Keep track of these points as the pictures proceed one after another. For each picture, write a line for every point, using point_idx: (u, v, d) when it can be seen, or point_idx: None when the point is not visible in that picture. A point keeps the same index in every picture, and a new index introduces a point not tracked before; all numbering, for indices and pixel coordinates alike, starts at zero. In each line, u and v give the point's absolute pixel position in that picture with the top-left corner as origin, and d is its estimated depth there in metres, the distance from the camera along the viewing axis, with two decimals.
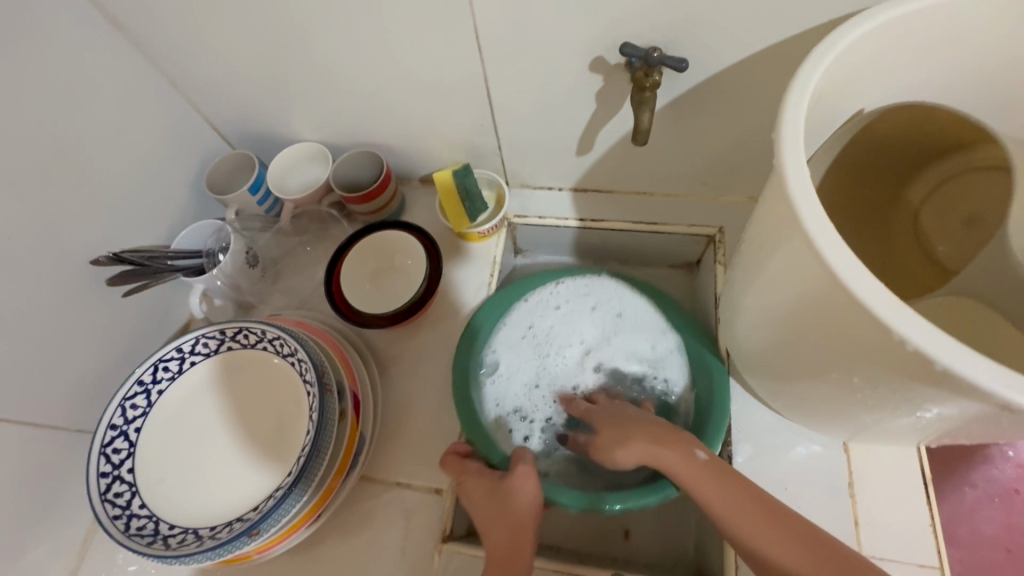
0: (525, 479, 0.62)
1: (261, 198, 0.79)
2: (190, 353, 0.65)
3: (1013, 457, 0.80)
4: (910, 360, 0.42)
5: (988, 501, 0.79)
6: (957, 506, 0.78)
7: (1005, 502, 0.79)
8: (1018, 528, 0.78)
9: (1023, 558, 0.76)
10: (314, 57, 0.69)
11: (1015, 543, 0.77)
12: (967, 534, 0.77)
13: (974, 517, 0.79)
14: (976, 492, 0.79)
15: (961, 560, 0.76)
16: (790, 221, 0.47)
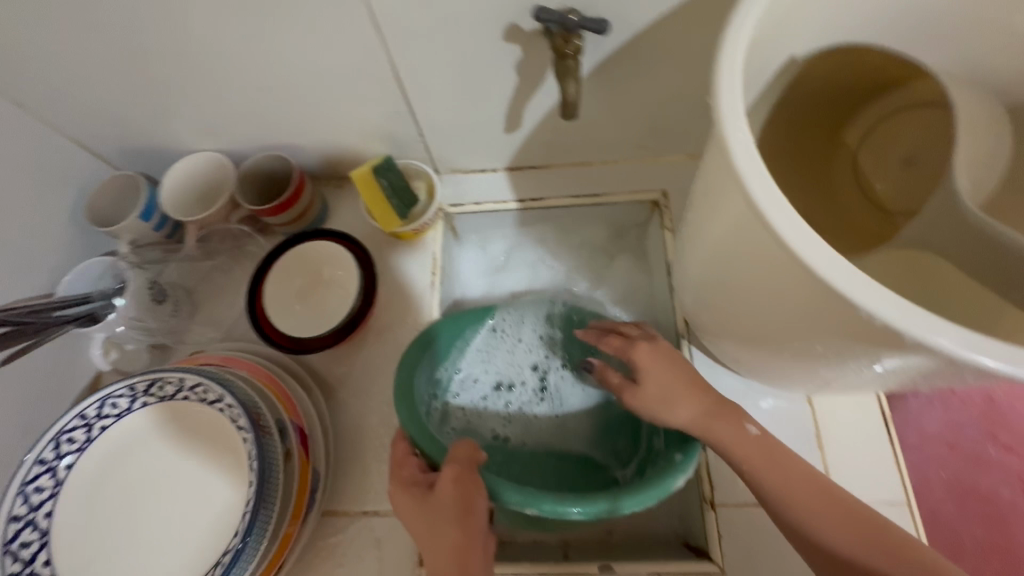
0: (461, 486, 0.48)
1: (158, 223, 0.71)
2: (98, 417, 0.55)
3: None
4: (890, 357, 0.37)
5: (929, 405, 0.81)
6: (903, 413, 0.80)
7: (942, 402, 0.81)
8: (959, 425, 0.80)
9: (963, 451, 0.78)
10: (178, 54, 0.58)
11: (956, 439, 0.79)
12: (915, 436, 0.79)
13: (919, 420, 0.80)
14: (920, 400, 0.81)
15: (911, 462, 0.78)
16: (731, 214, 0.40)
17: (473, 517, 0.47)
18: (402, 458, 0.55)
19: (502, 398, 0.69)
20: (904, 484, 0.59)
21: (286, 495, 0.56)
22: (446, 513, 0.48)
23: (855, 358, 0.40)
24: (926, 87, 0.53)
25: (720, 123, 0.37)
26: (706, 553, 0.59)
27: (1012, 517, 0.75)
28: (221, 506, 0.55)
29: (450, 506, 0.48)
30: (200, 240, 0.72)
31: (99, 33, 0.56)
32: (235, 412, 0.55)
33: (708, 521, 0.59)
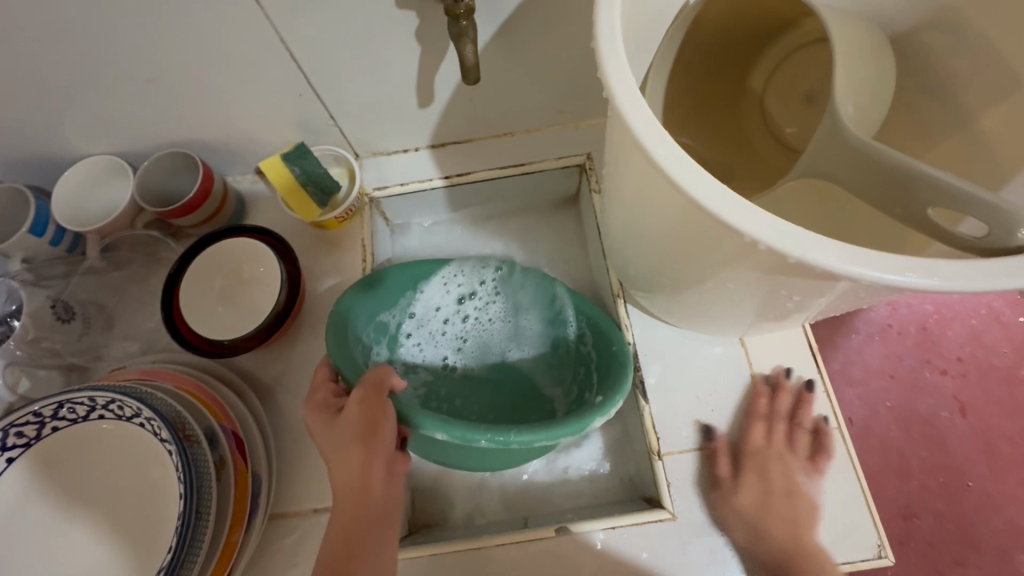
0: (367, 408, 0.50)
1: (54, 238, 0.65)
2: (2, 450, 0.52)
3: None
4: (793, 284, 0.38)
5: (871, 341, 0.85)
6: (845, 353, 0.84)
7: (883, 337, 0.85)
8: (898, 355, 0.84)
9: (904, 379, 0.82)
10: (40, 51, 0.53)
11: (897, 369, 0.83)
12: (861, 372, 0.83)
13: (863, 357, 0.84)
14: (861, 336, 0.85)
15: (859, 397, 0.82)
16: (630, 163, 0.40)
17: (379, 436, 0.49)
18: (320, 382, 0.55)
19: (450, 351, 0.68)
20: (835, 410, 0.62)
21: (224, 505, 0.54)
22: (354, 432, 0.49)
23: (764, 289, 0.41)
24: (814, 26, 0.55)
25: (603, 71, 0.36)
26: (659, 502, 0.60)
27: (950, 434, 0.80)
28: (155, 521, 0.53)
29: (358, 425, 0.50)
30: (105, 250, 0.67)
31: None
32: (155, 425, 0.51)
33: (657, 470, 0.60)
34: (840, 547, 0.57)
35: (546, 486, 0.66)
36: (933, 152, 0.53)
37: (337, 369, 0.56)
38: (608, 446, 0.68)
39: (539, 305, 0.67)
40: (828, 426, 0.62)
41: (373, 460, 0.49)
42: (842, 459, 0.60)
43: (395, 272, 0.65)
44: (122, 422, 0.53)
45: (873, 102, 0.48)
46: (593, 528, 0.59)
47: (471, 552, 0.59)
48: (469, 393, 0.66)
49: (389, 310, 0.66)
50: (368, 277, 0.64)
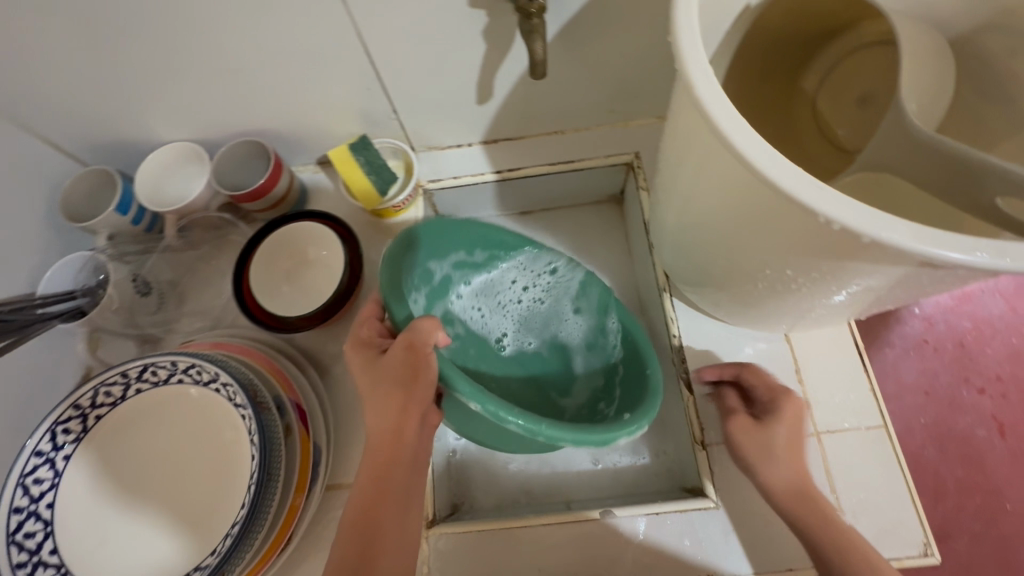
0: (409, 357, 0.52)
1: (135, 216, 0.71)
2: (92, 407, 0.55)
3: (918, 311, 0.87)
4: (857, 270, 0.39)
5: (905, 355, 0.85)
6: (880, 367, 0.84)
7: (919, 351, 0.85)
8: (934, 372, 0.84)
9: (939, 396, 0.82)
10: (143, 40, 0.58)
11: (932, 385, 0.83)
12: (893, 388, 0.83)
13: (898, 370, 0.84)
14: (896, 351, 0.85)
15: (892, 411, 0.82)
16: (698, 150, 0.42)
17: (418, 384, 0.52)
18: (368, 318, 0.59)
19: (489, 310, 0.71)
20: (880, 410, 0.62)
21: (289, 470, 0.57)
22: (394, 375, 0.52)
23: (824, 277, 0.43)
24: (873, 28, 0.57)
25: (681, 59, 0.38)
26: (701, 491, 0.61)
27: (989, 453, 0.79)
28: (229, 481, 0.55)
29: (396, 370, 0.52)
30: (180, 231, 0.72)
31: (58, 18, 0.55)
32: (231, 390, 0.55)
33: (700, 460, 0.61)
34: (885, 546, 0.57)
35: (587, 473, 0.68)
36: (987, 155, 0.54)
37: (384, 308, 0.60)
38: (648, 437, 0.69)
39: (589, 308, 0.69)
40: (873, 425, 0.62)
41: (406, 405, 0.52)
42: (887, 457, 0.60)
43: (446, 227, 0.66)
44: (200, 387, 0.56)
45: (930, 101, 0.50)
46: (636, 513, 0.60)
47: (516, 531, 0.61)
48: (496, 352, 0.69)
49: (438, 261, 0.68)
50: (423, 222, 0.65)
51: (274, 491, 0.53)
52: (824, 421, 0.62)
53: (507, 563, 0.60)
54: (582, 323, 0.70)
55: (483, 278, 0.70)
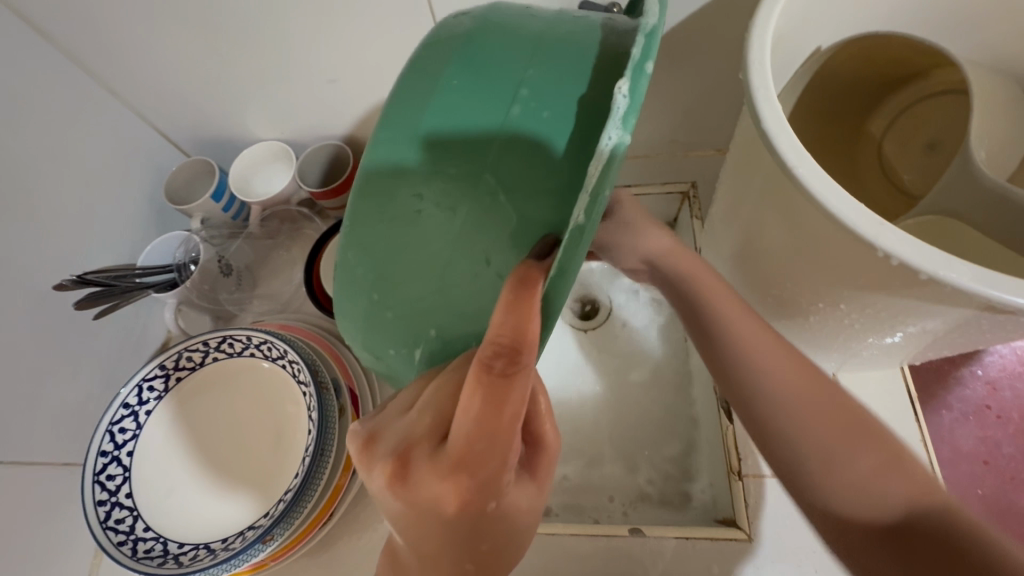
0: (529, 497, 0.31)
1: (227, 204, 0.78)
2: (175, 369, 0.61)
3: (981, 375, 0.85)
4: (914, 310, 0.40)
5: (963, 420, 0.82)
6: (936, 430, 0.81)
7: (978, 418, 0.82)
8: (993, 441, 0.81)
9: (999, 467, 0.79)
10: (256, 49, 0.66)
11: (991, 455, 0.80)
12: (948, 453, 0.80)
13: (954, 436, 0.82)
14: (952, 414, 0.83)
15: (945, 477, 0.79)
16: (761, 177, 0.44)
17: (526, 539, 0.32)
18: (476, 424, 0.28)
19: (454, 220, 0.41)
20: (931, 464, 0.61)
21: (339, 449, 0.61)
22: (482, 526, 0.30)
23: (880, 313, 0.43)
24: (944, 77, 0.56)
25: (750, 95, 0.41)
26: (733, 522, 0.61)
27: None
28: (285, 451, 0.60)
29: (498, 526, 0.30)
30: (262, 220, 0.79)
31: (190, 25, 0.63)
32: (297, 367, 0.59)
33: (736, 490, 0.61)
34: None
35: (618, 490, 0.69)
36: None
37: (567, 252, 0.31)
38: (684, 464, 0.69)
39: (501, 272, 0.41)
40: None
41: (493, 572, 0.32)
42: None
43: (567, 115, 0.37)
44: (269, 361, 0.61)
45: (1005, 149, 0.50)
46: (666, 536, 0.60)
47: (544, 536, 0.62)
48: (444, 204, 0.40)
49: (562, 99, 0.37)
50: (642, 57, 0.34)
51: (325, 466, 0.57)
52: None
53: (532, 566, 0.62)
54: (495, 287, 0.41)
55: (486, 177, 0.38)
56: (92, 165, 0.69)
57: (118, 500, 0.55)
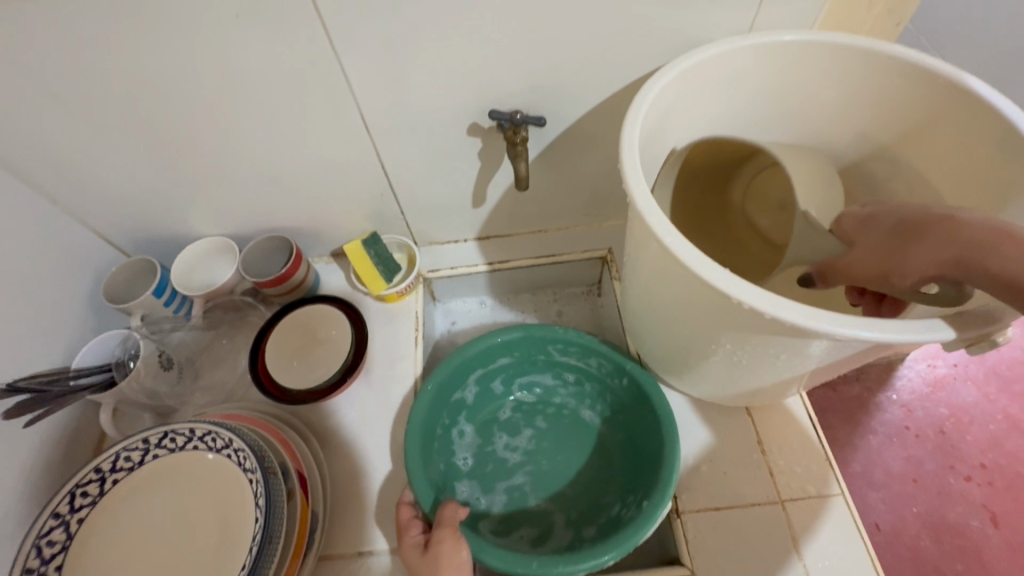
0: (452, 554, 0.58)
1: (168, 300, 0.79)
2: (111, 471, 0.60)
3: (896, 399, 1.00)
4: (778, 344, 0.49)
5: (889, 442, 0.97)
6: (868, 453, 0.96)
7: (900, 439, 0.97)
8: (917, 459, 0.95)
9: (927, 483, 0.93)
10: (200, 156, 0.72)
11: (919, 473, 0.94)
12: (882, 475, 0.95)
13: (884, 459, 0.96)
14: (879, 437, 0.98)
15: (883, 499, 0.93)
16: (645, 245, 0.53)
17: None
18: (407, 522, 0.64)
19: (504, 444, 0.82)
20: (837, 479, 0.68)
21: (288, 535, 0.60)
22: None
23: (756, 350, 0.51)
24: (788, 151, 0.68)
25: (626, 182, 0.51)
26: (679, 560, 0.65)
27: (984, 547, 0.88)
28: (229, 545, 0.58)
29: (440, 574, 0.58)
30: (204, 313, 0.81)
31: (136, 140, 0.68)
32: (243, 455, 0.60)
33: (676, 528, 0.66)
34: None
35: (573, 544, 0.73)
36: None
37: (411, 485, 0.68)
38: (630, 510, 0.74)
39: (571, 462, 0.80)
40: (832, 493, 0.67)
41: None
42: (845, 525, 0.65)
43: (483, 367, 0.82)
44: (214, 452, 0.61)
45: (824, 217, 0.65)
46: None
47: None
48: (532, 440, 0.83)
49: (492, 364, 0.83)
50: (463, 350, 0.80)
51: (274, 554, 0.56)
52: (788, 489, 0.68)
53: None
54: (558, 462, 0.80)
55: (505, 420, 0.85)
56: (27, 272, 0.70)
57: None
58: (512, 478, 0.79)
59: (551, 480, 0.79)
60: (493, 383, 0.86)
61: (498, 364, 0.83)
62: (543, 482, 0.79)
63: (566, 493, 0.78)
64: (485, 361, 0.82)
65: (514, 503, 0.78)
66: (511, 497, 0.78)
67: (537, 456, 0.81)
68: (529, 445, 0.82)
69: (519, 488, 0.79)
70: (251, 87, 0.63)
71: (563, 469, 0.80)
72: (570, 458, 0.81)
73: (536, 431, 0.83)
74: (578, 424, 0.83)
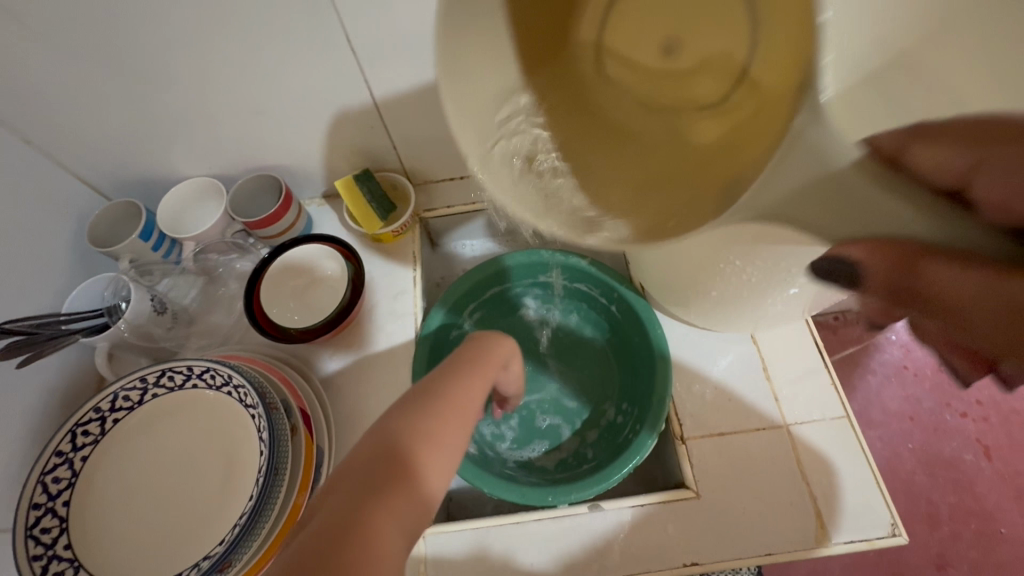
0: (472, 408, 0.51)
1: (156, 243, 0.77)
2: (111, 410, 0.59)
3: (895, 339, 1.00)
4: (790, 255, 0.47)
5: (887, 381, 0.99)
6: (867, 394, 0.98)
7: (898, 378, 0.98)
8: (914, 398, 0.97)
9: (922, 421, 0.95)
10: (176, 86, 0.67)
11: (914, 412, 0.96)
12: (879, 414, 0.97)
13: (882, 398, 0.98)
14: (877, 377, 0.99)
15: (879, 438, 0.95)
16: None
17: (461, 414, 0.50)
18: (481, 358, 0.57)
19: None
20: (843, 402, 0.68)
21: (295, 468, 0.60)
22: (421, 453, 0.45)
23: (768, 264, 0.50)
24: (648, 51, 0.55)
25: None
26: (684, 484, 0.66)
27: (976, 478, 0.92)
28: (236, 478, 0.58)
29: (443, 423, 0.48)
30: (197, 256, 0.78)
31: (104, 68, 0.63)
32: (244, 391, 0.59)
33: (680, 453, 0.67)
34: (857, 527, 0.62)
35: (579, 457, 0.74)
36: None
37: None
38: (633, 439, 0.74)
39: (572, 376, 0.80)
40: (838, 415, 0.67)
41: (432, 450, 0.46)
42: (852, 447, 0.65)
43: (474, 294, 0.81)
44: (214, 389, 0.60)
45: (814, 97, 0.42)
46: (622, 507, 0.64)
47: (493, 552, 0.63)
48: (532, 359, 0.82)
49: (482, 289, 0.82)
50: (452, 284, 0.79)
51: (280, 485, 0.56)
52: (793, 413, 0.68)
53: (506, 554, 0.63)
54: (560, 375, 0.80)
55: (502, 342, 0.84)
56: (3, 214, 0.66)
57: (55, 551, 0.52)
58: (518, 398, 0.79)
59: (554, 394, 0.79)
60: (486, 309, 0.84)
61: (488, 290, 0.82)
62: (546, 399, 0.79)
63: (571, 407, 0.78)
64: (474, 289, 0.81)
65: (523, 421, 0.77)
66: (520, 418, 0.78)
67: (537, 373, 0.81)
68: (531, 363, 0.81)
69: (527, 406, 0.78)
70: (224, 5, 0.58)
71: (565, 382, 0.80)
72: (571, 373, 0.80)
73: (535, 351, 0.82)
74: (576, 338, 0.83)
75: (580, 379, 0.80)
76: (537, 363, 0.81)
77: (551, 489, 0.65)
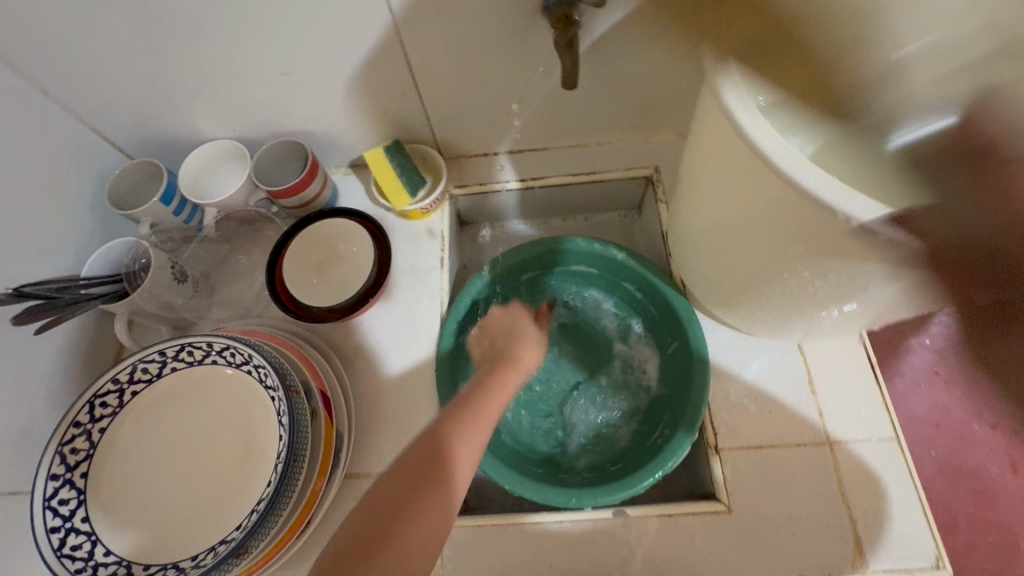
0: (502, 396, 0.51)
1: (177, 208, 0.73)
2: (129, 383, 0.57)
3: None
4: (871, 273, 0.42)
5: None
6: None
7: None
8: None
9: None
10: (199, 42, 0.62)
11: None
12: None
13: None
14: None
15: None
16: (728, 149, 0.44)
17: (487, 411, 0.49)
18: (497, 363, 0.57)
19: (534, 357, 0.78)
20: (894, 425, 0.63)
21: (313, 454, 0.58)
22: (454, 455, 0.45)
23: (841, 279, 0.45)
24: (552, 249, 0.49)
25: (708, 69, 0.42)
26: (715, 496, 0.63)
27: None
28: (255, 462, 0.57)
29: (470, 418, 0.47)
30: (217, 223, 0.75)
31: (124, 19, 0.59)
32: (264, 372, 0.56)
33: (713, 464, 0.64)
34: (897, 557, 0.58)
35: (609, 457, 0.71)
36: (979, 182, 0.52)
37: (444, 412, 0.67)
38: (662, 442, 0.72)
39: (605, 372, 0.76)
40: (886, 438, 0.63)
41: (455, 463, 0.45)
42: (898, 469, 0.61)
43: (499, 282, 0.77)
44: (234, 367, 0.58)
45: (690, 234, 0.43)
46: (648, 515, 0.61)
47: (511, 553, 0.61)
48: (562, 354, 0.78)
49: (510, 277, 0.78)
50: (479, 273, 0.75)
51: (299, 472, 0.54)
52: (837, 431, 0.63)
53: (523, 555, 0.61)
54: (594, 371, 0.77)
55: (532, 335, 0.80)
56: (21, 171, 0.64)
57: (72, 524, 0.52)
58: (546, 395, 0.76)
59: (584, 393, 0.75)
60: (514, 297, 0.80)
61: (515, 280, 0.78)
62: (576, 397, 0.75)
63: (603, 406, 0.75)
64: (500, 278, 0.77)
65: (551, 420, 0.74)
66: (547, 416, 0.75)
67: (567, 369, 0.77)
68: (562, 358, 0.78)
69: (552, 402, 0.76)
70: None
71: (597, 380, 0.76)
72: (604, 370, 0.77)
73: (566, 346, 0.79)
74: (604, 339, 0.79)
75: (614, 378, 0.76)
76: (566, 360, 0.78)
77: (577, 491, 0.62)
